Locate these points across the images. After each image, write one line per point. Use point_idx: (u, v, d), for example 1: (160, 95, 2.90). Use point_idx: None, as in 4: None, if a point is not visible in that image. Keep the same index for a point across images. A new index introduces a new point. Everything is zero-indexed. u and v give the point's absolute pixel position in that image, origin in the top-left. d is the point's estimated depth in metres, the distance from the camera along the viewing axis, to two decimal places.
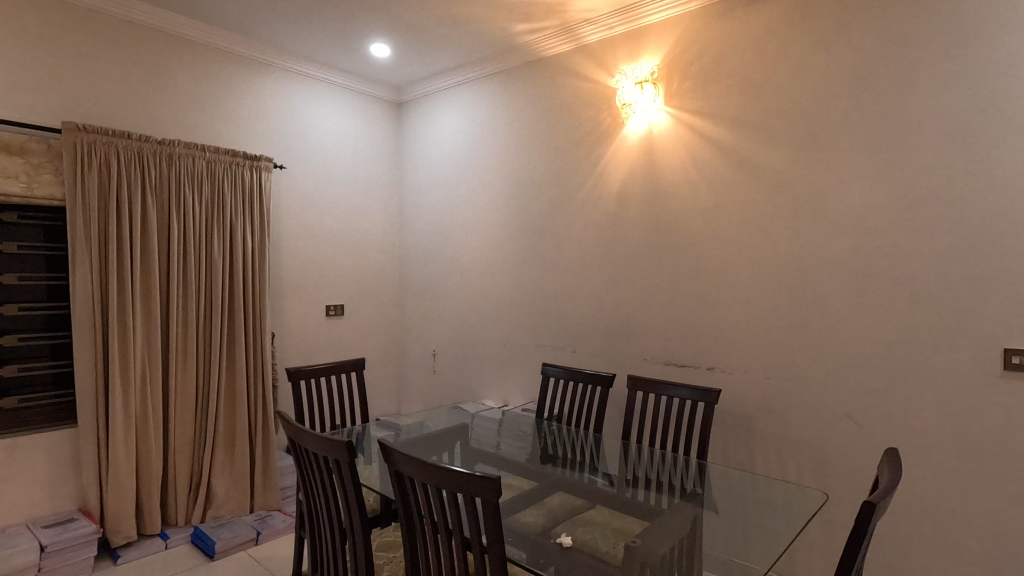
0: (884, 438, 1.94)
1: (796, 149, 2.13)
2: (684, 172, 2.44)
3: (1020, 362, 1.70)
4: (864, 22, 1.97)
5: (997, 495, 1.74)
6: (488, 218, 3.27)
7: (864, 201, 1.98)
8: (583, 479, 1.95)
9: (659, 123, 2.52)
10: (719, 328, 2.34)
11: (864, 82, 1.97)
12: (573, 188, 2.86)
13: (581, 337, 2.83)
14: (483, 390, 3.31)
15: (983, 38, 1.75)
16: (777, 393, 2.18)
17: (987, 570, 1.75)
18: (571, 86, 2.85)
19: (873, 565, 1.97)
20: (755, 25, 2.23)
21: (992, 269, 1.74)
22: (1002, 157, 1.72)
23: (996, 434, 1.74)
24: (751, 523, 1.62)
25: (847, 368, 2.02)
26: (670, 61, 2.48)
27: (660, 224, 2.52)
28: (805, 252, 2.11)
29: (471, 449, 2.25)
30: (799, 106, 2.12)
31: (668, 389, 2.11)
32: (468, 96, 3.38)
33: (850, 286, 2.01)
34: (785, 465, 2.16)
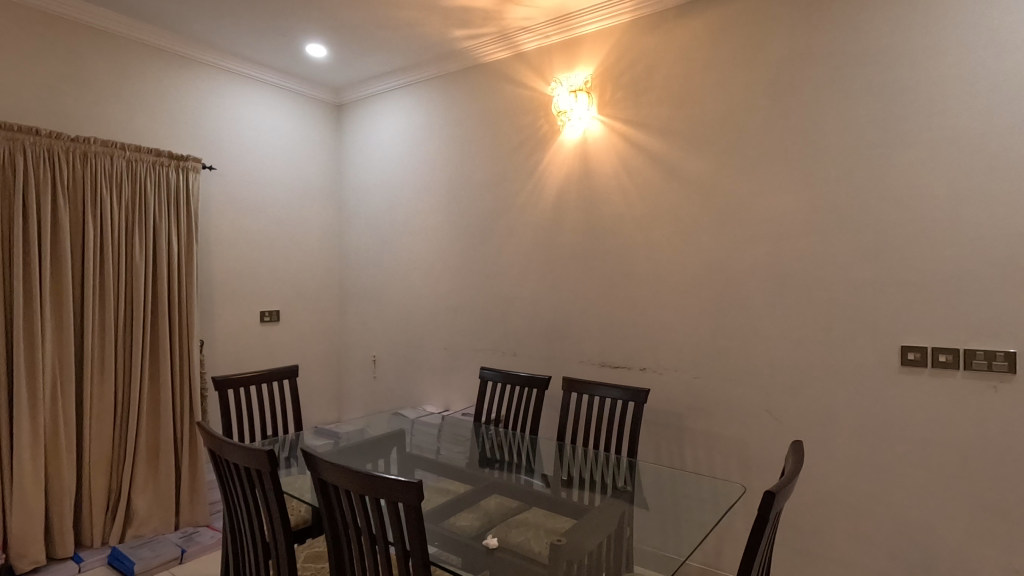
0: (800, 432, 2.06)
1: (719, 159, 2.24)
2: (617, 178, 2.51)
3: (915, 358, 1.85)
4: (780, 41, 2.10)
5: (896, 480, 1.88)
6: (429, 222, 3.25)
7: (781, 208, 2.11)
8: (519, 480, 1.98)
9: (592, 130, 2.59)
10: (652, 330, 2.42)
11: (779, 97, 2.10)
12: (512, 192, 2.89)
13: (521, 340, 2.85)
14: (424, 395, 3.28)
15: (880, 59, 1.91)
16: (704, 391, 2.28)
17: (889, 551, 1.89)
18: (509, 93, 2.89)
19: (790, 551, 2.09)
20: (681, 39, 2.33)
21: (891, 273, 1.89)
22: (898, 169, 1.88)
23: (896, 425, 1.88)
24: (676, 517, 1.68)
25: (767, 366, 2.14)
26: (603, 71, 2.55)
27: (595, 229, 2.58)
28: (728, 257, 2.22)
29: (408, 455, 2.23)
30: (722, 118, 2.23)
31: (601, 389, 2.16)
32: (407, 99, 3.37)
33: (770, 289, 2.13)
34: (712, 459, 2.26)
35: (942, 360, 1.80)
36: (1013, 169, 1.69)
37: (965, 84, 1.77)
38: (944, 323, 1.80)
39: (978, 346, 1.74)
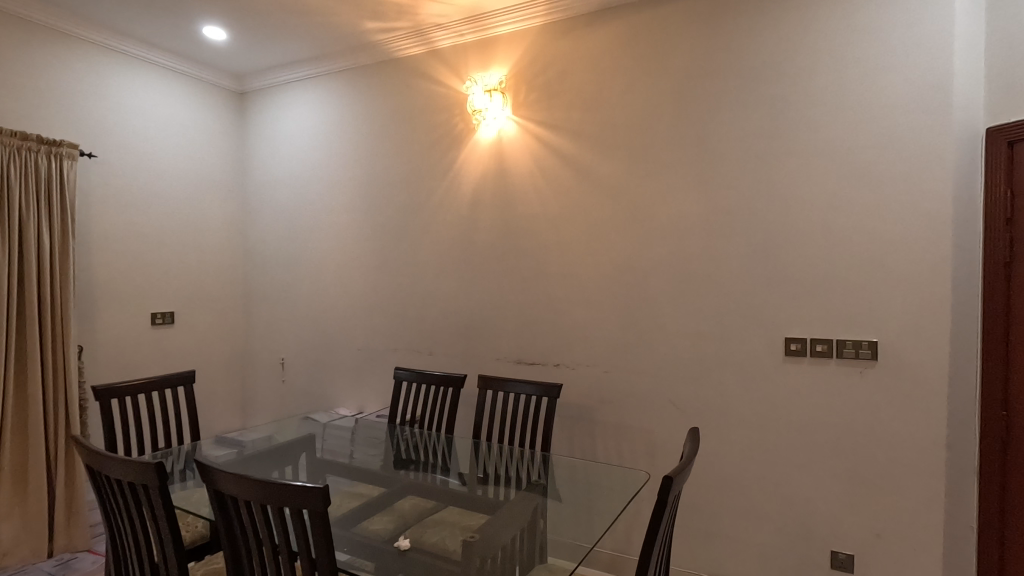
0: (700, 420, 2.21)
1: (626, 163, 2.35)
2: (531, 178, 2.56)
3: (796, 348, 2.04)
4: (680, 53, 2.23)
5: (782, 460, 2.07)
6: (341, 219, 3.14)
7: (682, 210, 2.24)
8: (435, 480, 1.96)
9: (507, 130, 2.62)
10: (565, 328, 2.49)
11: (680, 107, 2.24)
12: (428, 190, 2.86)
13: (437, 339, 2.83)
14: (336, 398, 3.17)
15: (765, 75, 2.08)
16: (614, 385, 2.38)
17: (776, 525, 2.08)
18: (424, 89, 2.86)
19: (691, 531, 2.24)
20: (591, 46, 2.41)
21: (777, 271, 2.07)
22: (782, 177, 2.06)
23: (781, 410, 2.06)
24: (586, 506, 1.74)
25: (670, 360, 2.27)
26: (517, 72, 2.59)
27: (511, 228, 2.61)
28: (635, 256, 2.33)
29: (318, 460, 2.14)
30: (629, 124, 2.34)
31: (515, 386, 2.20)
32: (317, 91, 3.23)
33: (673, 286, 2.26)
34: (621, 449, 2.37)
35: (818, 350, 2.00)
36: (875, 178, 1.90)
37: (837, 101, 1.97)
38: (820, 317, 2.00)
39: (848, 337, 1.95)
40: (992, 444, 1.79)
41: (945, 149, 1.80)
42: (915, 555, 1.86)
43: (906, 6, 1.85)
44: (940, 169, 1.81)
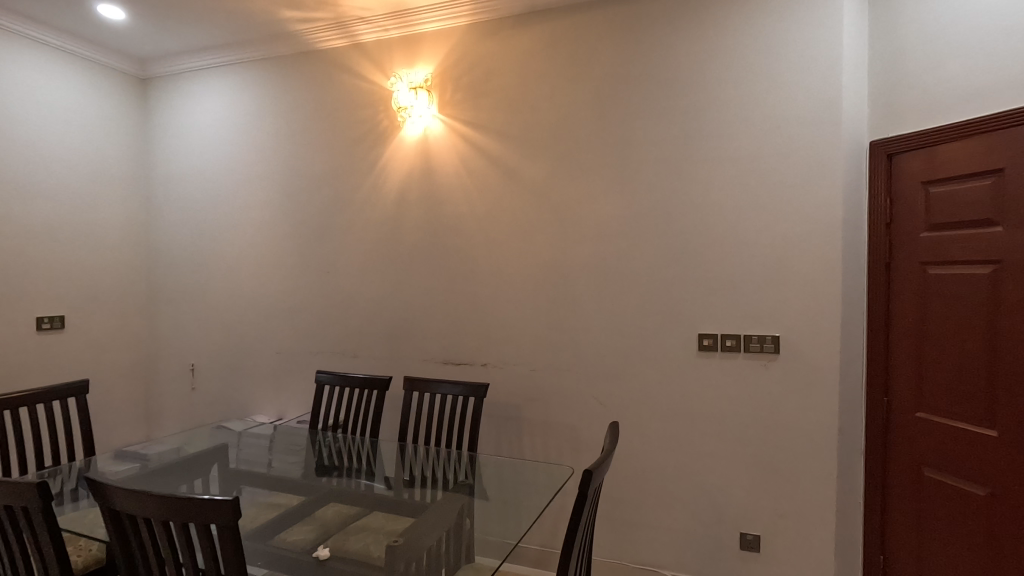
0: (622, 415, 2.29)
1: (551, 165, 2.39)
2: (458, 178, 2.55)
3: (709, 344, 2.16)
4: (602, 60, 2.30)
5: (696, 450, 2.18)
6: (257, 217, 2.99)
7: (604, 212, 2.31)
8: (358, 485, 1.91)
9: (433, 128, 2.59)
10: (493, 327, 2.50)
11: (602, 111, 2.31)
12: (351, 187, 2.77)
13: (361, 341, 2.76)
14: (253, 405, 3.01)
15: (680, 85, 2.19)
16: (540, 383, 2.42)
17: (691, 511, 2.19)
18: (347, 84, 2.77)
19: (613, 522, 2.31)
20: (517, 49, 2.43)
21: (691, 271, 2.18)
22: (696, 181, 2.17)
23: (695, 403, 2.18)
24: (512, 504, 1.76)
25: (593, 357, 2.33)
26: (443, 70, 2.57)
27: (437, 228, 2.59)
28: (560, 256, 2.38)
29: (231, 471, 2.02)
30: (553, 127, 2.38)
31: (442, 387, 2.18)
32: (230, 80, 3.05)
33: (596, 286, 2.32)
34: (547, 446, 2.41)
35: (728, 345, 2.13)
36: (777, 185, 2.06)
37: (744, 112, 2.10)
38: (730, 314, 2.13)
39: (754, 332, 2.09)
40: (875, 426, 1.99)
41: (835, 160, 1.97)
42: (813, 531, 2.03)
43: (803, 27, 2.01)
44: (832, 178, 1.98)
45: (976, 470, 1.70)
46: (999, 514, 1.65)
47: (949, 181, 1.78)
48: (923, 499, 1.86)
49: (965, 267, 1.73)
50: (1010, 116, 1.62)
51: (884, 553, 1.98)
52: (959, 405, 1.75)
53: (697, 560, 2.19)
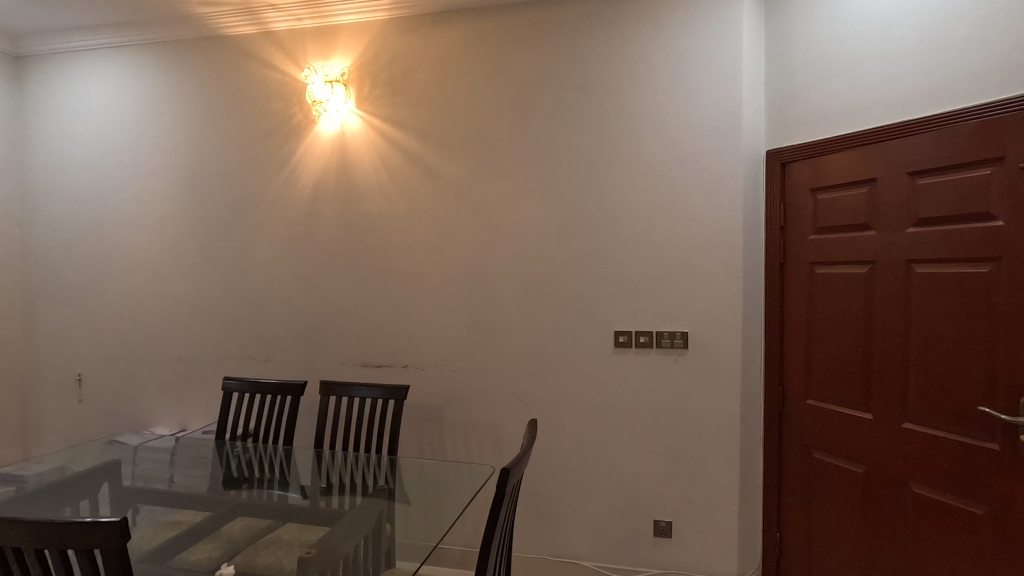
0: (542, 412, 2.33)
1: (471, 164, 2.39)
2: (376, 176, 2.49)
3: (624, 341, 2.24)
4: (522, 62, 2.33)
5: (613, 443, 2.26)
6: (155, 213, 2.76)
7: (524, 212, 2.34)
8: (270, 497, 1.82)
9: (350, 124, 2.51)
10: (413, 328, 2.46)
11: (521, 113, 2.34)
12: (262, 183, 2.63)
13: (274, 345, 2.62)
14: (151, 416, 2.78)
15: (596, 91, 2.26)
16: (462, 383, 2.41)
17: (607, 502, 2.27)
18: (256, 74, 2.63)
19: (534, 519, 2.35)
20: (436, 46, 2.41)
21: (607, 271, 2.26)
22: (611, 184, 2.25)
23: (612, 398, 2.26)
24: (433, 506, 1.75)
25: (515, 356, 2.36)
26: (360, 64, 2.49)
27: (355, 227, 2.52)
28: (481, 257, 2.38)
29: (125, 489, 1.86)
30: (473, 127, 2.38)
31: (360, 390, 2.12)
32: (121, 63, 2.80)
33: (517, 285, 2.35)
34: (469, 446, 2.41)
35: (641, 341, 2.22)
36: (685, 189, 2.17)
37: (655, 119, 2.20)
38: (643, 312, 2.22)
39: (664, 329, 2.20)
40: (772, 414, 2.15)
41: (735, 167, 2.12)
42: (718, 514, 2.17)
43: (707, 42, 2.14)
44: (733, 183, 2.12)
45: (856, 450, 1.88)
46: (875, 488, 1.84)
47: (832, 189, 1.96)
48: (813, 478, 2.03)
49: (846, 266, 1.91)
50: (881, 131, 1.81)
51: (780, 530, 2.15)
52: (842, 393, 1.93)
53: (614, 549, 2.27)
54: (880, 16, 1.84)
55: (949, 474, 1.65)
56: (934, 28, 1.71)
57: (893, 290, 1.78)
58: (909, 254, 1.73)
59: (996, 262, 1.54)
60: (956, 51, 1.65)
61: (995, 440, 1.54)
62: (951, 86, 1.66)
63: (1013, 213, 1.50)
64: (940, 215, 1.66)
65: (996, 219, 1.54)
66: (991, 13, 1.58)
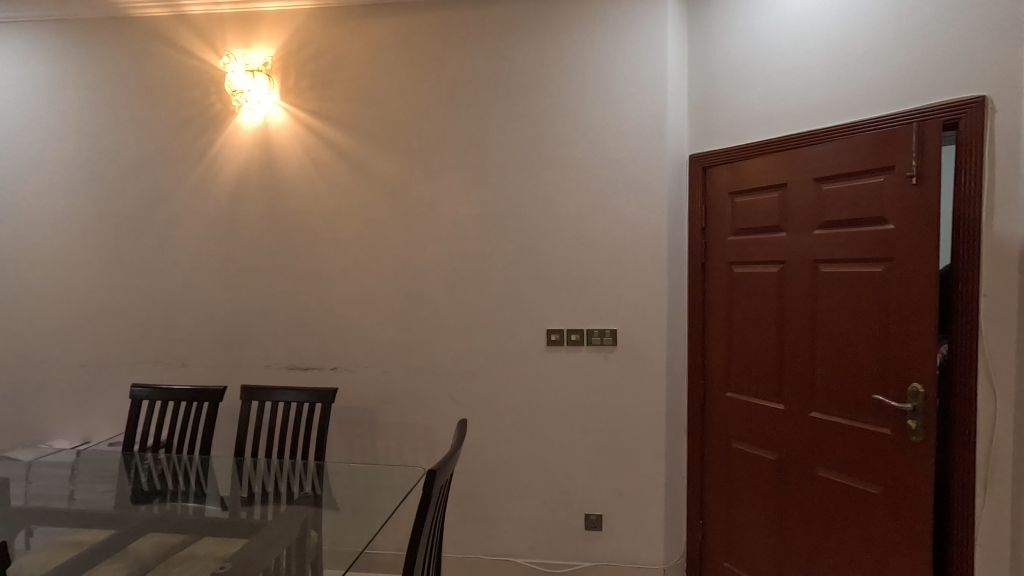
0: (475, 412, 2.32)
1: (402, 162, 2.35)
2: (303, 171, 2.39)
3: (556, 339, 2.27)
4: (453, 60, 2.31)
5: (546, 440, 2.29)
6: (53, 206, 2.53)
7: (458, 211, 2.32)
8: (185, 510, 1.71)
9: (274, 116, 2.40)
10: (344, 329, 2.39)
11: (454, 111, 2.32)
12: (177, 176, 2.47)
13: (191, 348, 2.47)
14: (51, 428, 2.55)
15: (528, 91, 2.28)
16: (394, 384, 2.37)
17: (540, 498, 2.30)
18: (169, 60, 2.46)
19: (469, 519, 2.34)
20: (365, 40, 2.35)
21: (540, 270, 2.28)
22: (544, 184, 2.28)
23: (544, 395, 2.29)
24: (361, 510, 1.71)
25: (448, 356, 2.34)
26: (284, 55, 2.39)
27: (280, 224, 2.41)
28: (413, 255, 2.35)
29: (16, 509, 1.69)
30: (405, 123, 2.34)
31: (285, 394, 2.03)
32: (12, 42, 2.54)
33: (450, 284, 2.33)
34: (402, 448, 2.37)
35: (573, 339, 2.26)
36: (614, 191, 2.23)
37: (585, 121, 2.25)
38: (574, 310, 2.27)
39: (594, 327, 2.25)
40: (696, 407, 2.25)
41: (661, 170, 2.20)
42: (646, 505, 2.24)
43: (634, 48, 2.21)
44: (659, 186, 2.20)
45: (770, 439, 2.00)
46: (786, 473, 1.96)
47: (749, 193, 2.07)
48: (732, 467, 2.14)
49: (761, 266, 2.03)
50: (791, 140, 1.93)
51: (703, 517, 2.25)
52: (757, 385, 2.05)
53: (547, 544, 2.30)
54: (790, 31, 1.96)
55: (850, 458, 1.78)
56: (837, 46, 1.84)
57: (801, 288, 1.90)
58: (816, 255, 1.86)
59: (889, 262, 1.68)
60: (856, 69, 1.79)
61: (888, 426, 1.68)
62: (852, 100, 1.80)
63: (902, 217, 1.64)
64: (841, 219, 1.79)
65: (888, 223, 1.68)
66: (886, 33, 1.72)
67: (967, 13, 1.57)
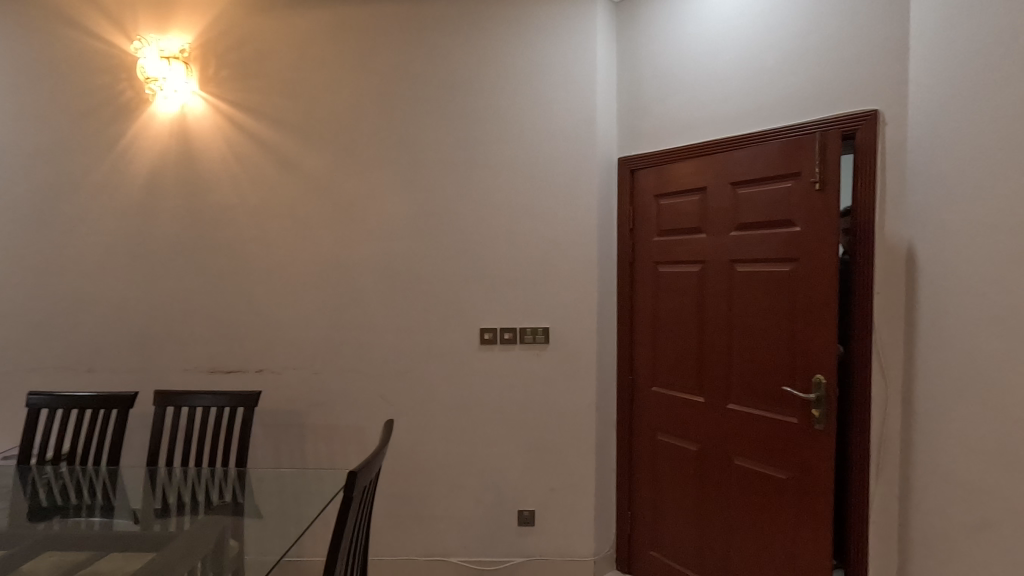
0: (408, 412, 2.30)
1: (332, 158, 2.29)
2: (224, 164, 2.29)
3: (489, 338, 2.29)
4: (384, 55, 2.28)
5: (479, 439, 2.30)
6: None
7: (390, 209, 2.29)
8: (88, 526, 1.60)
9: (192, 107, 2.28)
10: (269, 330, 2.30)
11: (385, 108, 2.28)
12: (82, 167, 2.30)
13: (100, 352, 2.31)
14: None
15: (461, 90, 2.27)
16: (323, 386, 2.31)
17: (474, 497, 2.31)
18: (72, 42, 2.28)
19: (402, 521, 2.32)
20: (292, 31, 2.27)
21: (473, 269, 2.29)
22: (477, 183, 2.28)
23: (477, 394, 2.30)
24: (283, 517, 1.65)
25: (380, 356, 2.30)
26: (203, 42, 2.27)
27: (199, 220, 2.29)
28: (343, 254, 2.29)
29: None
30: (334, 119, 2.28)
31: (202, 399, 1.94)
32: None
33: (382, 284, 2.29)
34: (332, 451, 2.31)
35: (506, 337, 2.28)
36: (545, 191, 2.27)
37: (517, 122, 2.27)
38: (507, 309, 2.28)
39: (526, 326, 2.28)
40: (625, 402, 2.33)
41: (590, 172, 2.26)
42: (578, 499, 2.29)
43: (564, 52, 2.26)
44: (589, 187, 2.26)
45: (692, 431, 2.10)
46: (706, 463, 2.06)
47: (673, 195, 2.16)
48: (658, 459, 2.23)
49: (683, 266, 2.12)
50: (711, 145, 2.02)
51: (631, 509, 2.33)
52: (681, 379, 2.14)
53: (481, 542, 2.31)
54: (710, 42, 2.06)
55: (762, 446, 1.90)
56: (751, 58, 1.95)
57: (720, 287, 2.00)
58: (733, 255, 1.96)
59: (795, 262, 1.79)
60: (768, 81, 1.91)
61: (795, 415, 1.80)
62: (764, 109, 1.92)
63: (806, 220, 1.76)
64: (755, 221, 1.90)
65: (795, 225, 1.79)
66: (794, 49, 1.84)
67: (861, 32, 1.70)
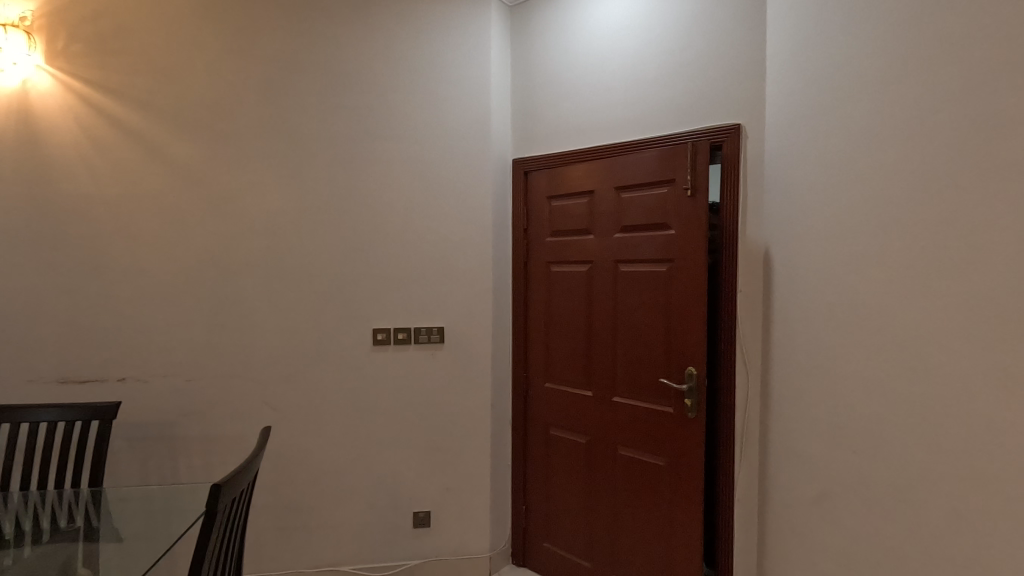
0: (295, 418, 2.19)
1: (207, 147, 2.12)
2: (78, 149, 2.04)
3: (382, 338, 2.23)
4: (267, 41, 2.15)
5: (372, 442, 2.24)
6: None
7: (274, 204, 2.16)
8: None
9: (36, 82, 2.01)
10: (134, 334, 2.09)
11: (269, 96, 2.15)
12: None
13: None
14: None
15: (352, 83, 2.20)
16: (198, 394, 2.13)
17: (367, 502, 2.25)
18: None
19: (288, 532, 2.20)
20: (159, 6, 2.07)
21: (365, 267, 2.22)
22: (369, 179, 2.22)
23: (370, 396, 2.23)
24: (142, 540, 1.50)
25: (262, 360, 2.17)
26: (49, 9, 2.00)
27: (45, 212, 2.02)
28: (221, 251, 2.13)
29: None
30: (209, 105, 2.12)
31: (45, 414, 1.71)
32: None
33: (266, 282, 2.16)
34: (208, 463, 2.14)
35: (399, 337, 2.24)
36: (440, 190, 2.26)
37: (411, 119, 2.24)
38: (401, 308, 2.24)
39: (421, 325, 2.26)
40: (519, 398, 2.38)
41: (484, 173, 2.28)
42: (473, 496, 2.31)
43: (459, 53, 2.27)
44: (483, 188, 2.28)
45: (581, 424, 2.19)
46: (594, 454, 2.16)
47: (563, 198, 2.23)
48: (550, 452, 2.30)
49: (573, 266, 2.20)
50: (597, 151, 2.12)
51: (525, 503, 2.38)
52: (571, 375, 2.22)
53: (374, 548, 2.25)
54: (597, 53, 2.16)
55: (643, 435, 2.02)
56: (633, 70, 2.06)
57: (605, 286, 2.11)
58: (617, 256, 2.07)
59: (671, 263, 1.93)
60: (648, 92, 2.03)
61: (671, 405, 1.93)
62: (644, 119, 2.04)
63: (680, 223, 1.89)
64: (636, 224, 2.01)
65: (670, 228, 1.92)
66: (670, 64, 1.98)
67: (726, 53, 1.86)
